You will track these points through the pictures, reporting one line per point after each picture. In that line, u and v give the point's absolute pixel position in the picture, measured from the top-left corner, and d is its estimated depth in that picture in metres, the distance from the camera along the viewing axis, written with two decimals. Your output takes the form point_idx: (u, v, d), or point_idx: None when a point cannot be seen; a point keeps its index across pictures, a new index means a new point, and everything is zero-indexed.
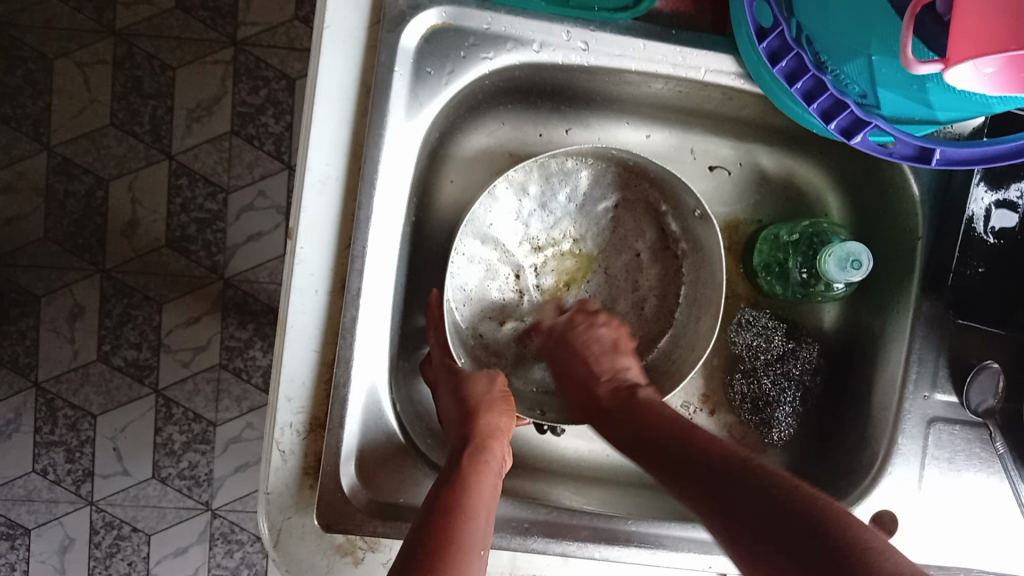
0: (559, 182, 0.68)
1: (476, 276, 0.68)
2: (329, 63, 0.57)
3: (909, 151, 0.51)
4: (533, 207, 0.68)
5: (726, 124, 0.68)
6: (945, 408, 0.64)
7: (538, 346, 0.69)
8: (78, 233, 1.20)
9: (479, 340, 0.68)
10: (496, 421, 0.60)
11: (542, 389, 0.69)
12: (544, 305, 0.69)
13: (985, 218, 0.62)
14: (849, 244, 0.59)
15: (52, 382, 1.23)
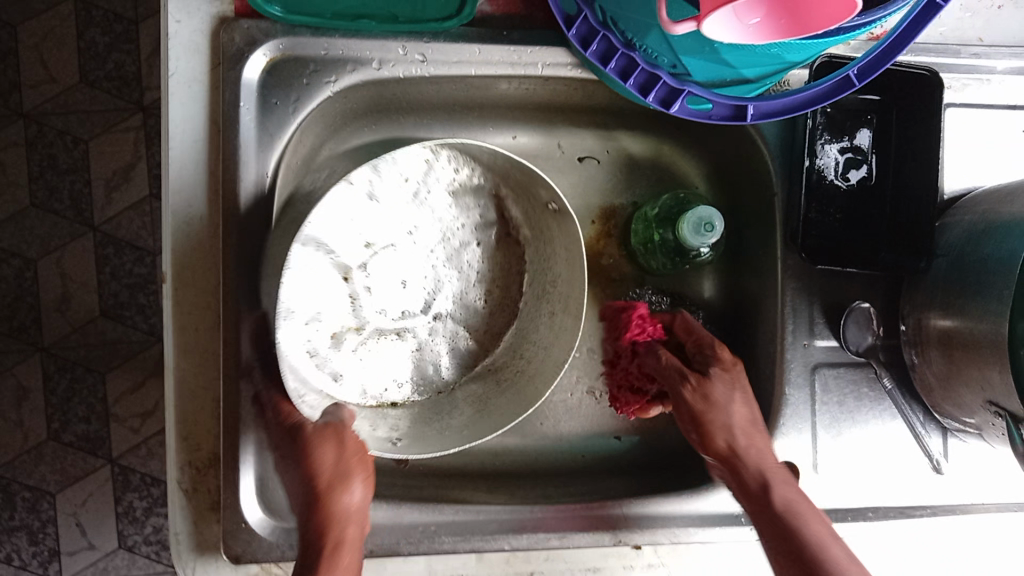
0: (427, 173, 0.64)
1: (320, 287, 0.61)
2: (177, 109, 0.59)
3: (726, 111, 0.54)
4: (397, 208, 0.64)
5: (585, 114, 0.71)
6: (827, 354, 0.65)
7: (424, 357, 0.66)
8: (13, 316, 1.21)
9: (329, 352, 0.61)
10: (332, 454, 0.55)
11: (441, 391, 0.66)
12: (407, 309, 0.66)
13: (835, 167, 0.66)
14: (700, 210, 0.61)
15: (6, 468, 1.23)
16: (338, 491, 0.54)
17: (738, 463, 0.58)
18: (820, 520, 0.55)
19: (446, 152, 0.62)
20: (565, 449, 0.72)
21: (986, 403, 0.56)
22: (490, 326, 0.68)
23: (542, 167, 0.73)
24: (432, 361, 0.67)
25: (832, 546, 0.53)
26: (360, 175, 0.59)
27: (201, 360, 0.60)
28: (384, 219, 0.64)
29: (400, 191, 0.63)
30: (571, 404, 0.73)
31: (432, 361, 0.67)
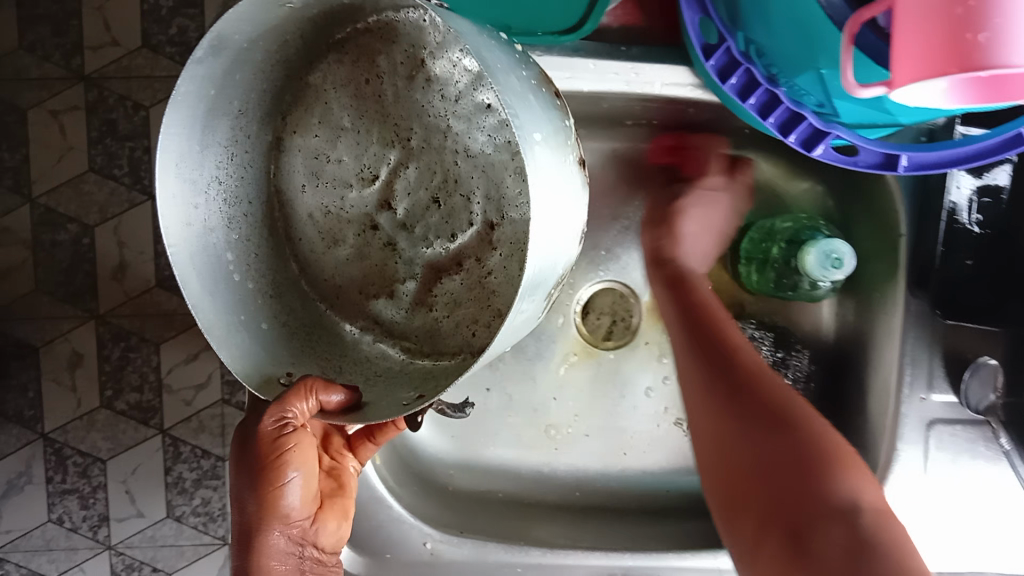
0: (302, 113, 0.53)
1: (321, 247, 0.55)
2: None
3: (875, 158, 0.49)
4: (307, 148, 0.54)
5: (691, 130, 0.66)
6: (943, 410, 0.61)
7: (404, 297, 0.56)
8: (70, 281, 1.02)
9: (357, 329, 0.56)
10: (241, 468, 0.50)
11: (419, 340, 0.55)
12: (413, 260, 0.56)
13: (968, 208, 0.59)
14: (834, 242, 0.57)
15: (60, 432, 1.04)
16: (268, 518, 0.50)
17: (758, 432, 0.52)
18: (861, 479, 0.48)
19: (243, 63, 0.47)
20: (648, 483, 0.69)
21: None
22: (482, 235, 0.55)
23: (641, 186, 0.69)
24: (404, 302, 0.56)
25: (875, 509, 0.46)
26: (216, 129, 0.48)
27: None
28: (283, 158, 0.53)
29: (257, 156, 0.52)
30: (657, 435, 0.69)
31: (404, 302, 0.56)
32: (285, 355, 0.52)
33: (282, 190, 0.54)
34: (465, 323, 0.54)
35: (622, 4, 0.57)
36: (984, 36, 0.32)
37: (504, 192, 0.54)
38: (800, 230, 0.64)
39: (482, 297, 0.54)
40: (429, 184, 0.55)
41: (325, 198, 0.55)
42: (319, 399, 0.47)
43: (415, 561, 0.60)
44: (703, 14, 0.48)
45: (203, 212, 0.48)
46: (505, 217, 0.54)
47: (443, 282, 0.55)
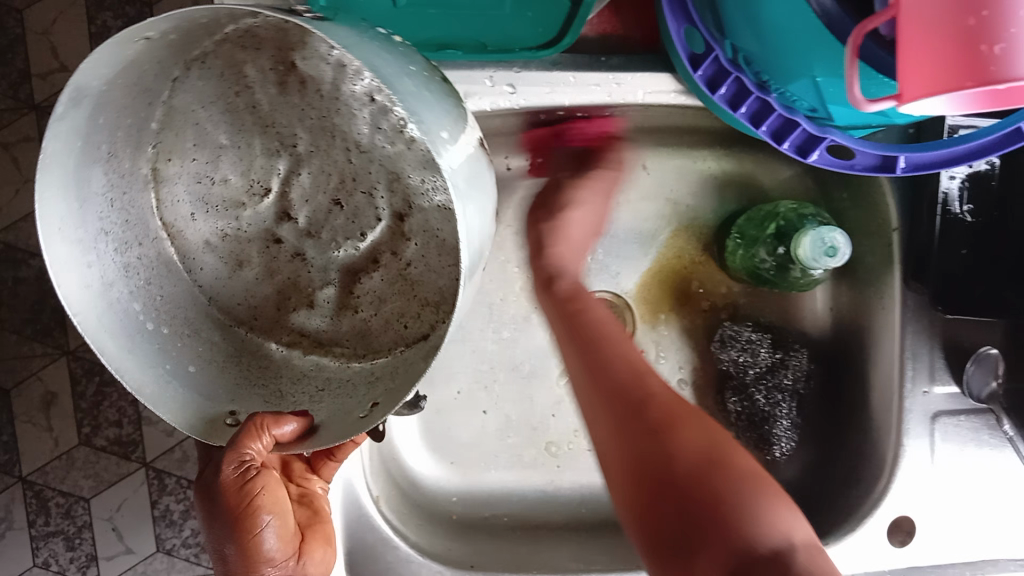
0: (173, 138, 0.49)
1: (226, 270, 0.53)
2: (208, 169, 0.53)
3: (871, 161, 0.48)
4: (186, 175, 0.51)
5: (675, 134, 0.66)
6: (946, 401, 0.61)
7: (327, 304, 0.55)
8: (36, 317, 0.96)
9: (280, 347, 0.53)
10: (212, 522, 0.48)
11: (347, 340, 0.54)
12: (326, 261, 0.56)
13: (959, 197, 0.59)
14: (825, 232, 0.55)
15: (39, 473, 0.97)
16: (250, 566, 0.48)
17: (671, 440, 0.43)
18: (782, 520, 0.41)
19: (104, 104, 0.42)
20: None
21: None
22: (393, 227, 0.55)
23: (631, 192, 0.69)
24: (328, 307, 0.55)
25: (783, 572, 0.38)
26: (90, 180, 0.43)
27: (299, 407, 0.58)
28: (168, 189, 0.50)
29: (136, 199, 0.48)
30: None
31: (328, 307, 0.55)
32: (222, 396, 0.48)
33: (168, 223, 0.50)
34: (394, 318, 0.53)
35: (601, 13, 0.56)
36: (999, 48, 0.33)
37: (405, 182, 0.54)
38: (786, 218, 0.61)
39: (408, 288, 0.54)
40: (327, 187, 0.55)
41: (220, 221, 0.53)
42: (273, 433, 0.45)
43: None
44: (688, 24, 0.48)
45: (100, 272, 0.44)
46: (412, 207, 0.54)
47: (362, 281, 0.55)
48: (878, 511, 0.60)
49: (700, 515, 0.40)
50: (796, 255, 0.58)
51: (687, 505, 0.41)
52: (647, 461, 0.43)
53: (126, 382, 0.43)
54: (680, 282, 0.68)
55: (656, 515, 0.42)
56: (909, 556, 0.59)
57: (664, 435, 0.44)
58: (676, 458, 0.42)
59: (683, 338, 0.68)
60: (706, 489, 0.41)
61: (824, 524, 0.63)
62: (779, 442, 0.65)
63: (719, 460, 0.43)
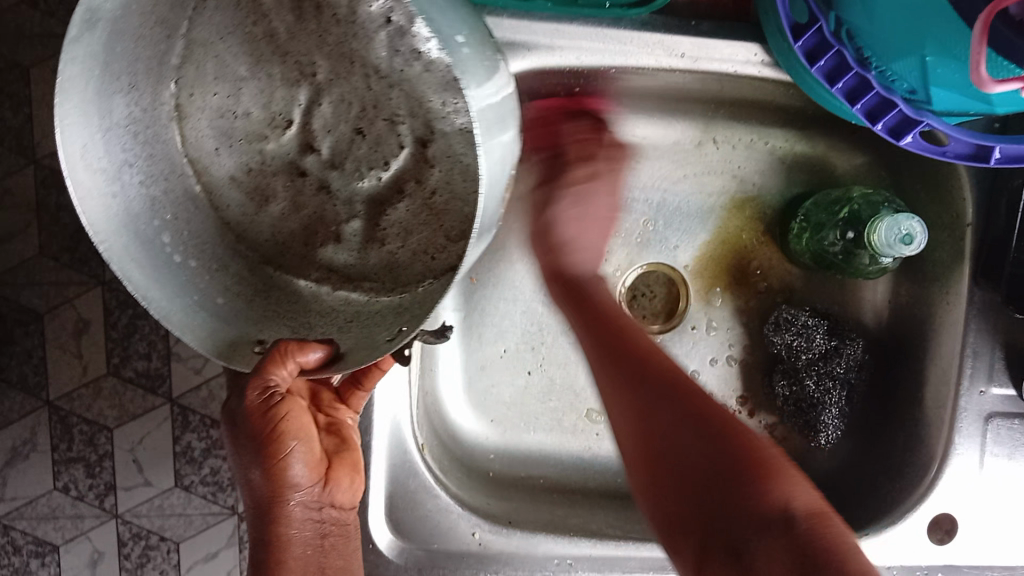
0: (194, 73, 0.49)
1: (252, 205, 0.52)
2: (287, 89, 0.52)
3: (964, 149, 0.48)
4: (209, 108, 0.50)
5: (743, 109, 0.64)
6: (1002, 403, 0.60)
7: (353, 241, 0.53)
8: (76, 245, 0.87)
9: (309, 284, 0.52)
10: (241, 445, 0.50)
11: (374, 274, 0.52)
12: (358, 189, 0.53)
13: None
14: (902, 218, 0.54)
15: (64, 398, 0.89)
16: (278, 488, 0.50)
17: (694, 418, 0.45)
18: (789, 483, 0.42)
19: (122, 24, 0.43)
20: None
21: None
22: (422, 159, 0.51)
23: (690, 167, 0.68)
24: (354, 245, 0.53)
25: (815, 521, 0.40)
26: (112, 107, 0.45)
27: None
28: (195, 125, 0.50)
29: (159, 130, 0.48)
30: None
31: (354, 244, 0.53)
32: (247, 324, 0.50)
33: (194, 159, 0.50)
34: (422, 250, 0.51)
35: None
36: None
37: (428, 106, 0.51)
38: (860, 205, 0.60)
39: (437, 217, 0.51)
40: (347, 117, 0.52)
41: (243, 156, 0.52)
42: (296, 359, 0.46)
43: (463, 552, 0.58)
44: None
45: (123, 202, 0.46)
46: (434, 131, 0.51)
47: (389, 212, 0.52)
48: (923, 507, 0.59)
49: (738, 475, 0.41)
50: (870, 241, 0.57)
51: (719, 475, 0.42)
52: (692, 425, 0.45)
53: (148, 305, 0.45)
54: (737, 261, 0.68)
55: (670, 488, 0.44)
56: (949, 553, 0.59)
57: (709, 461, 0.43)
58: (697, 434, 0.44)
59: (736, 318, 0.68)
60: (738, 459, 0.42)
61: (861, 514, 0.63)
62: (825, 431, 0.65)
63: (729, 432, 0.44)
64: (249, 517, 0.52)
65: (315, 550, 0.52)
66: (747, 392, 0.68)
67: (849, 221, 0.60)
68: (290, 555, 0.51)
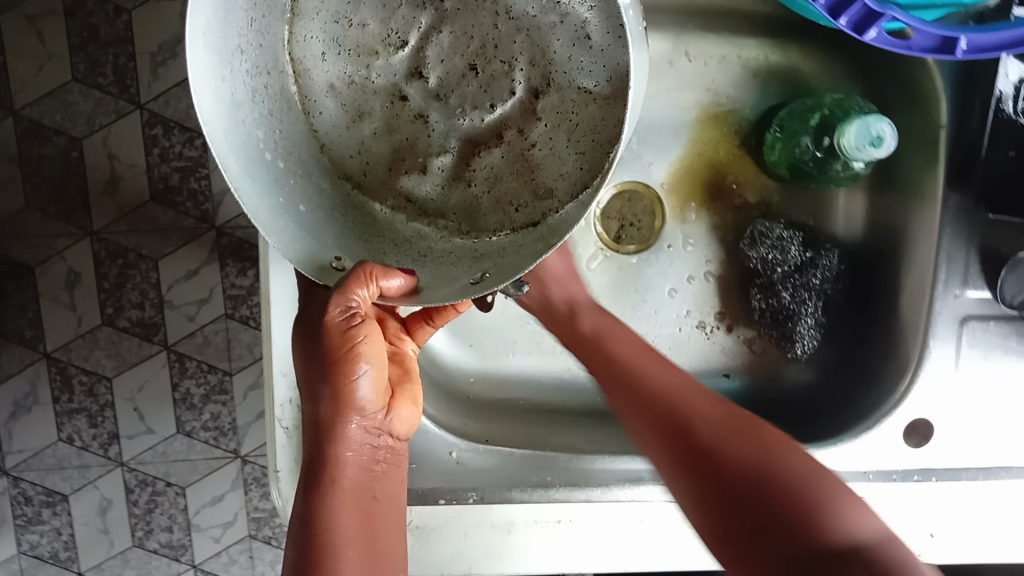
0: None
1: (343, 120, 0.51)
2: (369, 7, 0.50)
3: (930, 43, 0.46)
4: (323, 10, 0.49)
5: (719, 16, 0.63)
6: (977, 306, 0.60)
7: (436, 175, 0.52)
8: (61, 197, 1.00)
9: (386, 211, 0.53)
10: (310, 357, 0.48)
11: (454, 212, 0.52)
12: (444, 137, 0.51)
13: (1015, 96, 0.56)
14: (871, 118, 0.53)
15: (63, 351, 1.04)
16: (344, 411, 0.48)
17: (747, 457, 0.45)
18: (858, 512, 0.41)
19: None
20: None
21: None
22: (529, 110, 0.49)
23: (662, 80, 0.66)
24: (439, 176, 0.51)
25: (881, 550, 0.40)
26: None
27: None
28: (307, 27, 0.49)
29: (270, 25, 0.48)
30: (678, 338, 0.68)
31: (443, 174, 0.51)
32: (328, 240, 0.50)
33: (296, 58, 0.49)
34: (504, 200, 0.50)
35: None
36: None
37: (552, 54, 0.47)
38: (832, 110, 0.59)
39: (526, 170, 0.49)
40: (465, 50, 0.49)
41: (349, 66, 0.50)
42: (380, 285, 0.46)
43: (443, 470, 0.59)
44: None
45: (231, 87, 0.45)
46: (551, 84, 0.47)
47: (482, 155, 0.50)
48: (896, 412, 0.60)
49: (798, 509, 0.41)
50: (841, 145, 0.56)
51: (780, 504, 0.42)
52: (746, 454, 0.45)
53: (243, 203, 0.43)
54: (713, 176, 0.67)
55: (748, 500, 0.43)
56: (923, 457, 0.60)
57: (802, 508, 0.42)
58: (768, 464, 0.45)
59: (712, 234, 0.68)
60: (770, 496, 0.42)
61: (834, 423, 0.63)
62: (801, 342, 0.65)
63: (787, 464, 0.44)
64: (304, 431, 0.50)
65: (366, 475, 0.50)
66: (725, 307, 0.68)
67: (821, 127, 0.59)
68: (343, 476, 0.48)
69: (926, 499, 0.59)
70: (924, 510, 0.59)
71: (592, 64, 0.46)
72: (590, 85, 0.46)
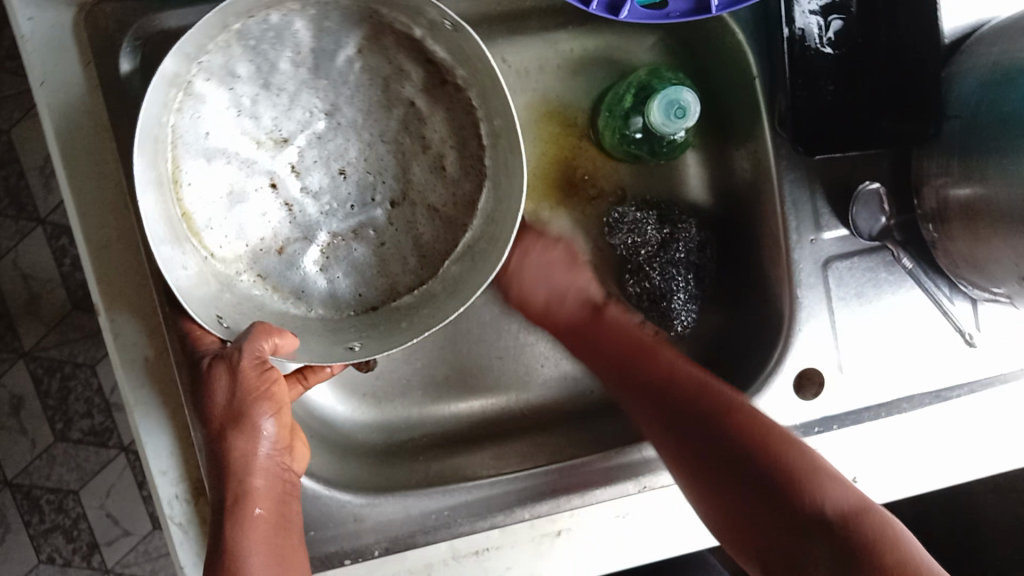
0: (226, 68, 0.49)
1: (219, 199, 0.52)
2: (263, 115, 0.53)
3: (686, 6, 0.46)
4: (226, 99, 0.50)
5: (547, 18, 0.64)
6: (837, 246, 0.59)
7: (298, 261, 0.55)
8: None
9: (253, 282, 0.54)
10: (228, 392, 0.48)
11: (303, 298, 0.55)
12: (320, 218, 0.56)
13: (818, 30, 0.57)
14: (671, 89, 0.52)
15: (24, 475, 1.05)
16: (254, 446, 0.48)
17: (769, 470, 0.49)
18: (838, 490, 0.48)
19: (214, 35, 0.45)
20: (571, 387, 0.68)
21: (1020, 280, 0.52)
22: (386, 219, 0.57)
23: None
24: (300, 260, 0.55)
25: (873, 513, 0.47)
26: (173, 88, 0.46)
27: (162, 361, 0.55)
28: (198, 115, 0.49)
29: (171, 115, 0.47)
30: None
31: (301, 259, 0.55)
32: (205, 305, 0.49)
33: (183, 137, 0.49)
34: (351, 287, 0.56)
35: None
36: None
37: (409, 175, 0.57)
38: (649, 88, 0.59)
39: (374, 266, 0.57)
40: (340, 156, 0.56)
41: (232, 151, 0.52)
42: (276, 341, 0.49)
43: (342, 532, 0.57)
44: None
45: (153, 160, 0.46)
46: (405, 197, 0.57)
47: (339, 248, 0.56)
48: (784, 367, 0.59)
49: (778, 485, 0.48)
50: (649, 123, 0.55)
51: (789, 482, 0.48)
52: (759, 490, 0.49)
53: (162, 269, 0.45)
54: (563, 172, 0.67)
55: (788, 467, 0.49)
56: (821, 406, 0.60)
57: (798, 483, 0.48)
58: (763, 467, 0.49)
59: (576, 228, 0.67)
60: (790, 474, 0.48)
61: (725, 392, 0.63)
62: (679, 318, 0.65)
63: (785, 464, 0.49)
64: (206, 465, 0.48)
65: (279, 504, 0.49)
66: None
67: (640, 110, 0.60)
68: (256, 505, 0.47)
69: (830, 448, 0.60)
70: (842, 456, 0.60)
71: (443, 189, 0.56)
72: (435, 206, 0.57)
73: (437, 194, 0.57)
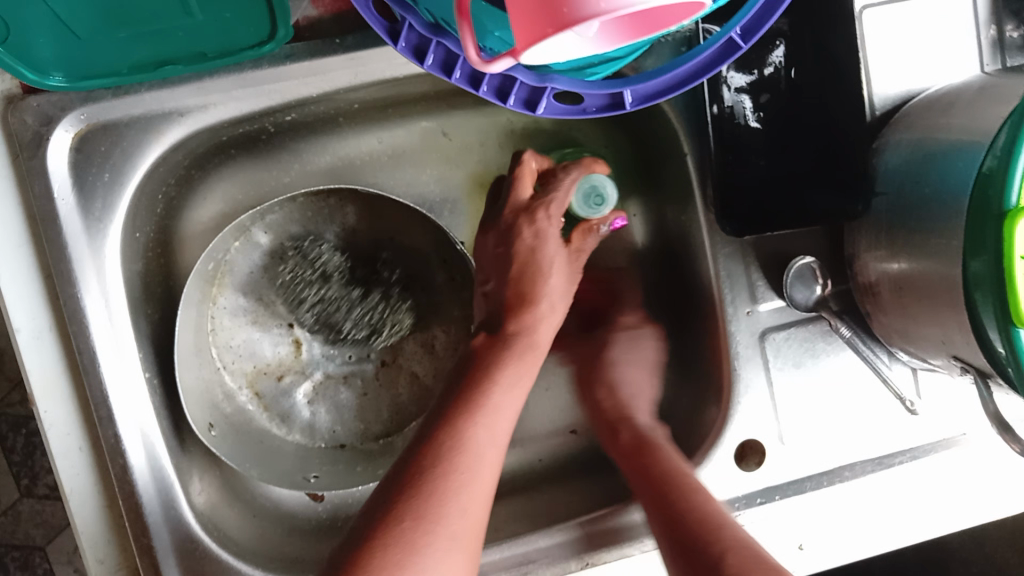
0: (277, 218, 0.64)
1: (245, 319, 0.65)
2: (296, 270, 0.66)
3: (601, 101, 0.46)
4: (274, 248, 0.65)
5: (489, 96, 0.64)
6: (772, 317, 0.60)
7: (290, 393, 0.66)
8: None
9: (252, 400, 0.65)
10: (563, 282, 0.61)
11: (289, 430, 0.65)
12: (324, 356, 0.67)
13: (744, 107, 0.58)
14: (593, 178, 0.59)
15: None
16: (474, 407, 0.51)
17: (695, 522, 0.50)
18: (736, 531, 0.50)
19: (276, 211, 0.63)
20: (519, 457, 0.68)
21: (949, 357, 0.52)
22: (404, 369, 0.67)
23: (435, 164, 0.67)
24: (293, 393, 0.66)
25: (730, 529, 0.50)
26: (254, 235, 0.64)
27: (98, 449, 0.55)
28: (244, 254, 0.64)
29: (230, 245, 0.63)
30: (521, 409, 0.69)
31: (294, 392, 0.66)
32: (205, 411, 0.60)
33: (232, 266, 0.64)
34: (329, 421, 0.66)
35: None
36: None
37: (402, 347, 0.67)
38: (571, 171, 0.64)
39: (358, 414, 0.66)
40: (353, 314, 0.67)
41: (260, 292, 0.65)
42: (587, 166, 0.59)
43: None
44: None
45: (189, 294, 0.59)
46: (396, 358, 0.67)
47: (333, 387, 0.67)
48: (725, 439, 0.60)
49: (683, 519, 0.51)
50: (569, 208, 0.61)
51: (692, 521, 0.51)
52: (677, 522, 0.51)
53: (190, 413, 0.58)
54: None
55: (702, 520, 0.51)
56: (764, 476, 0.60)
57: (679, 491, 0.53)
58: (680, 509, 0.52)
59: None
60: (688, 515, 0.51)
61: None
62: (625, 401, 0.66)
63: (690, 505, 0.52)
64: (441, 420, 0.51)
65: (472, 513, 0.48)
66: None
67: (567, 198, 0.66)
68: (478, 463, 0.48)
69: (772, 521, 0.60)
70: (789, 525, 0.60)
71: (428, 362, 0.67)
72: (419, 374, 0.67)
73: (423, 364, 0.67)
